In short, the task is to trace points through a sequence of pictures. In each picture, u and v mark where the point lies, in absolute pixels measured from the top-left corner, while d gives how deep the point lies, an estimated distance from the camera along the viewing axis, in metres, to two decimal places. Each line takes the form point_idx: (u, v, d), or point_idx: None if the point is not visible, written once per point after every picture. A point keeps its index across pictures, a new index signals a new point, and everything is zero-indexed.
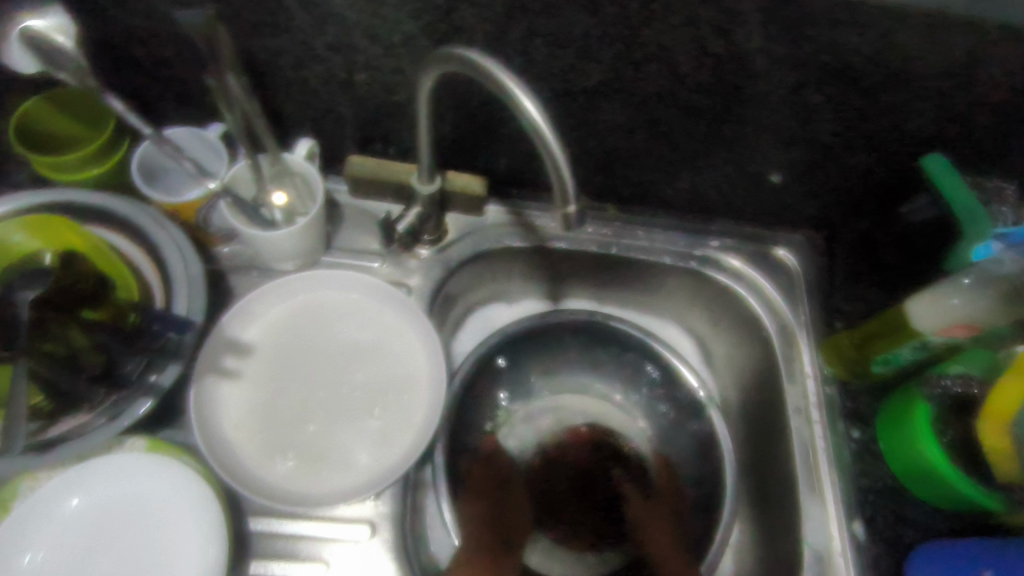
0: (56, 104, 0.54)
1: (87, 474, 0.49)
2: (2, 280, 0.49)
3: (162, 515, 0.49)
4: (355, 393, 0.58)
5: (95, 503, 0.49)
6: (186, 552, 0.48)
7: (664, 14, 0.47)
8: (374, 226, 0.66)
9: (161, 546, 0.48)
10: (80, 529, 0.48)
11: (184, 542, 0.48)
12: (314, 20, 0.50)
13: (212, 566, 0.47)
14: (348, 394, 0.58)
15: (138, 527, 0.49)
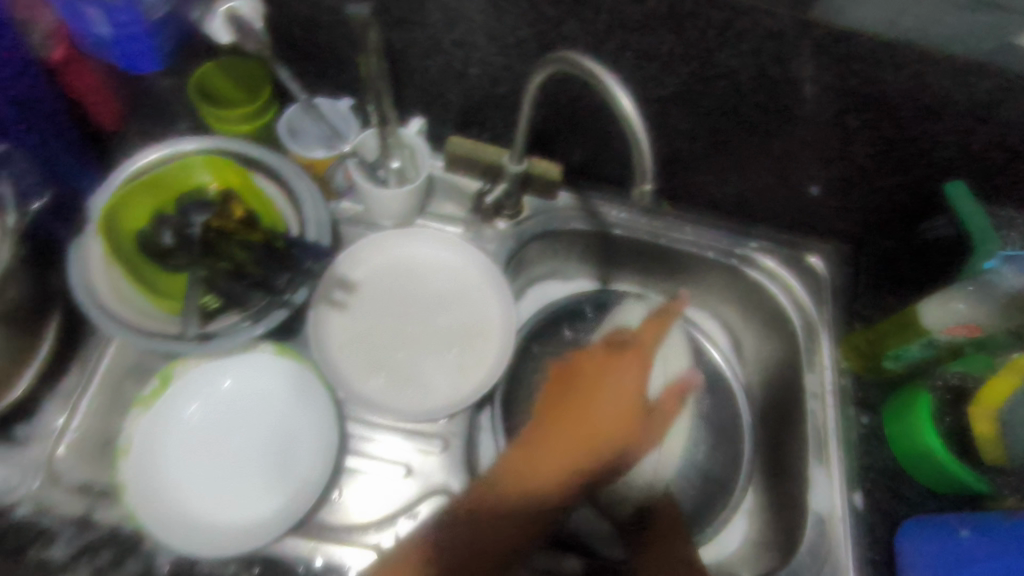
0: (223, 67, 0.66)
1: (239, 362, 0.61)
2: (178, 205, 0.61)
3: (286, 413, 0.61)
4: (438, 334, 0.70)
5: (242, 384, 0.61)
6: (304, 436, 0.60)
7: (736, 41, 0.57)
8: (462, 198, 0.77)
9: (286, 428, 0.61)
10: (229, 401, 0.61)
11: (303, 429, 0.60)
12: (446, 21, 0.61)
13: (324, 451, 0.59)
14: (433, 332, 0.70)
15: (270, 411, 0.61)
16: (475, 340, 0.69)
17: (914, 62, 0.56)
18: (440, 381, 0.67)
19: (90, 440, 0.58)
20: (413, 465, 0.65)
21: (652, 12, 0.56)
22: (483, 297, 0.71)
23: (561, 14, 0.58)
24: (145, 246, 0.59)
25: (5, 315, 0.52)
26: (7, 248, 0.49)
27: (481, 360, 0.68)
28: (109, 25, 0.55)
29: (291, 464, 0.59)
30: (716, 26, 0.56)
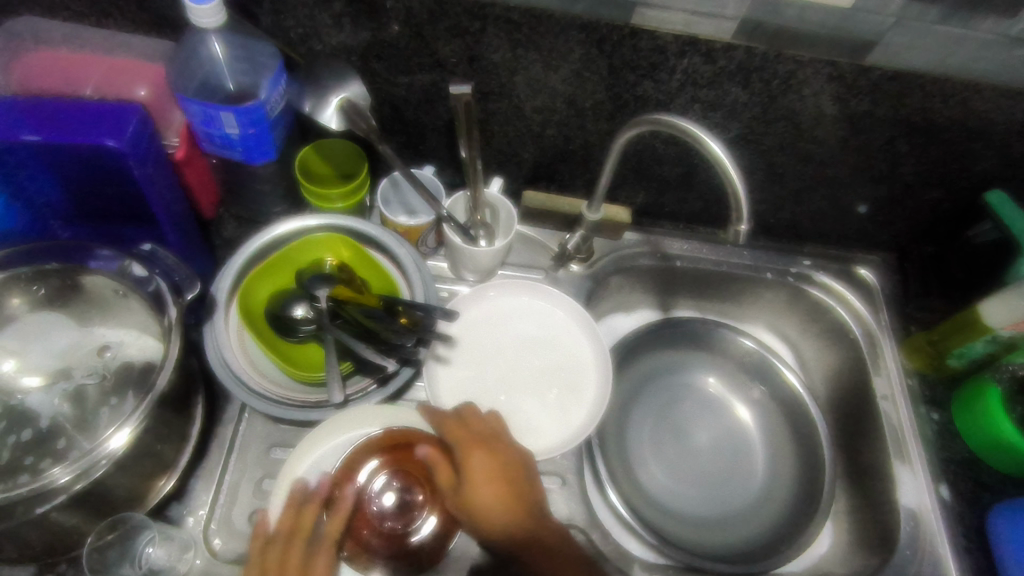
0: (320, 152, 0.72)
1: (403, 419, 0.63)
2: (299, 281, 0.65)
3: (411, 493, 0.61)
4: (539, 377, 0.73)
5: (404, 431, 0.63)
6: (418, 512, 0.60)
7: (797, 88, 0.64)
8: (537, 246, 0.83)
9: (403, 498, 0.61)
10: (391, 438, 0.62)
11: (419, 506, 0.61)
12: (530, 92, 0.67)
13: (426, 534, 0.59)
14: (530, 374, 0.74)
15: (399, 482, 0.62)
16: (574, 383, 0.73)
17: (958, 92, 0.63)
18: (547, 421, 0.71)
19: (235, 513, 0.61)
20: None
21: (722, 69, 0.63)
22: (579, 338, 0.75)
23: (638, 77, 0.64)
24: (276, 323, 0.63)
25: (170, 398, 0.56)
26: (178, 337, 0.53)
27: (579, 403, 0.72)
28: (239, 125, 0.61)
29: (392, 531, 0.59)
30: (779, 77, 0.63)
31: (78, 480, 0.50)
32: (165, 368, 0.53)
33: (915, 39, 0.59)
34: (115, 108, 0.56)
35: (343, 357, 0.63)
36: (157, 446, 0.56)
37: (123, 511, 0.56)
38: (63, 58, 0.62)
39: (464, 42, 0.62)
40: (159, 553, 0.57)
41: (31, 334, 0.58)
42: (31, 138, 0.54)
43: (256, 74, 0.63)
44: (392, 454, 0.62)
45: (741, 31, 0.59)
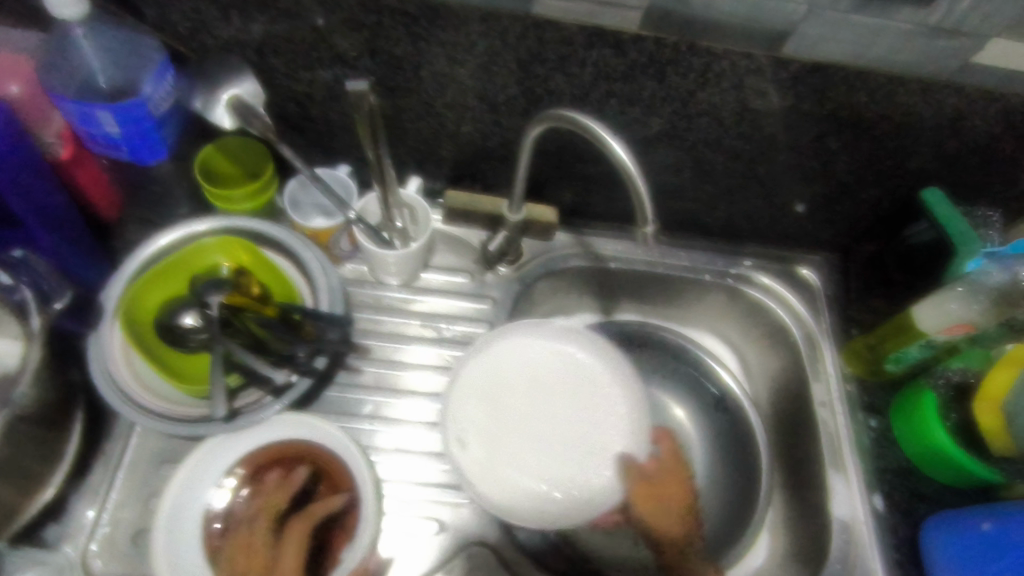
0: (223, 151, 0.68)
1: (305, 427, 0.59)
2: (193, 288, 0.61)
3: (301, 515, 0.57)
4: (546, 416, 0.62)
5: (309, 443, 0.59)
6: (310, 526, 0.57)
7: (715, 82, 0.60)
8: (463, 248, 0.79)
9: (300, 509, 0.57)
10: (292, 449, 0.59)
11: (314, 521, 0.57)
12: (438, 87, 0.64)
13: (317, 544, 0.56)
14: (518, 397, 0.62)
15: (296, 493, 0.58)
16: (603, 406, 0.62)
17: (884, 85, 0.60)
18: (583, 465, 0.60)
19: (120, 533, 0.58)
20: (445, 520, 0.66)
21: (634, 62, 0.59)
22: (579, 357, 0.64)
23: (549, 71, 0.61)
24: (164, 332, 0.60)
25: (36, 416, 0.52)
26: (38, 346, 0.51)
27: (558, 418, 0.62)
28: (119, 125, 0.57)
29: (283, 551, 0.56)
30: (695, 70, 0.59)
31: None
32: (21, 381, 0.50)
33: (833, 30, 0.55)
34: None
35: (231, 370, 0.59)
36: (23, 466, 0.52)
37: None
38: None
39: (361, 35, 0.58)
40: None
41: None
42: None
43: (134, 69, 0.59)
44: (285, 464, 0.59)
45: (649, 21, 0.56)
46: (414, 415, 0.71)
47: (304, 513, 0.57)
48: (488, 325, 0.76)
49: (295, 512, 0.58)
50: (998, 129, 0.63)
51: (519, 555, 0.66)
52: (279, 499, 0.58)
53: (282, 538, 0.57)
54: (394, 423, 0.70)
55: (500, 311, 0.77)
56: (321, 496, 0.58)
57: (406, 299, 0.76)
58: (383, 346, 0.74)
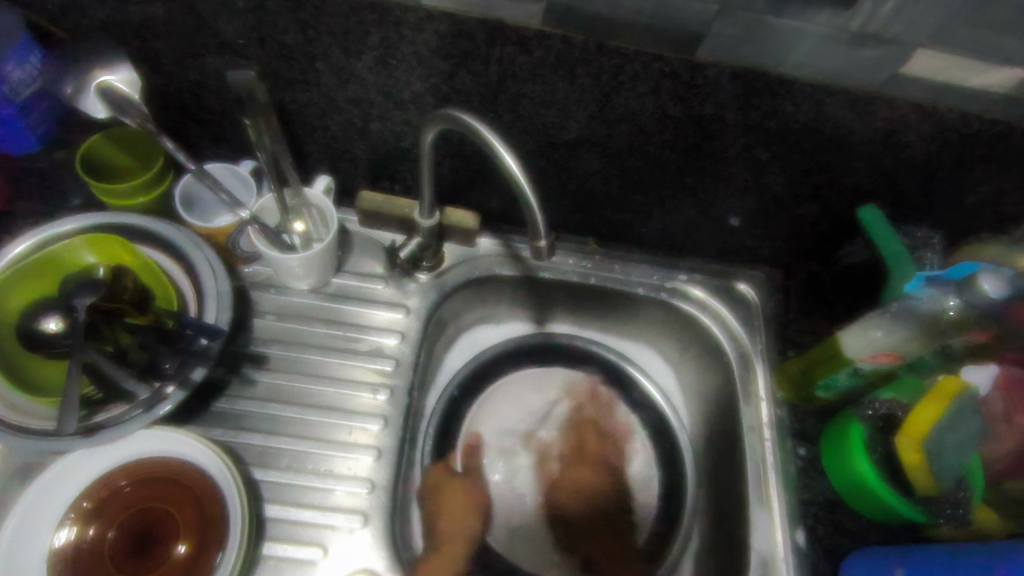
0: (111, 140, 0.64)
1: (172, 441, 0.55)
2: (63, 288, 0.57)
3: (165, 530, 0.54)
4: (579, 456, 0.77)
5: (175, 456, 0.55)
6: (175, 541, 0.54)
7: (630, 84, 0.56)
8: (379, 252, 0.75)
9: (166, 522, 0.54)
10: (156, 466, 0.55)
11: (179, 536, 0.54)
12: (338, 80, 0.59)
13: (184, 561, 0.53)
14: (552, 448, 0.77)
15: (162, 512, 0.55)
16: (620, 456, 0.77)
17: (809, 94, 0.55)
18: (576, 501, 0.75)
19: None
20: (326, 544, 0.61)
21: (542, 61, 0.55)
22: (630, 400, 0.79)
23: (452, 68, 0.57)
24: (24, 336, 0.55)
25: None
26: None
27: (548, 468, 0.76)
28: None
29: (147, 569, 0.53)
30: (608, 72, 0.55)
31: None
32: None
33: (748, 31, 0.51)
34: None
35: (92, 378, 0.54)
36: None
37: None
38: None
39: (244, 20, 0.54)
40: None
41: None
42: None
43: None
44: (143, 482, 0.55)
45: (551, 17, 0.51)
46: (311, 432, 0.66)
47: (166, 531, 0.54)
48: (401, 335, 0.71)
49: (155, 530, 0.54)
50: (935, 147, 0.59)
51: None
52: (138, 515, 0.54)
53: (144, 559, 0.54)
54: (287, 438, 0.65)
55: (414, 321, 0.72)
56: (186, 513, 0.54)
57: (314, 305, 0.72)
58: (283, 354, 0.69)
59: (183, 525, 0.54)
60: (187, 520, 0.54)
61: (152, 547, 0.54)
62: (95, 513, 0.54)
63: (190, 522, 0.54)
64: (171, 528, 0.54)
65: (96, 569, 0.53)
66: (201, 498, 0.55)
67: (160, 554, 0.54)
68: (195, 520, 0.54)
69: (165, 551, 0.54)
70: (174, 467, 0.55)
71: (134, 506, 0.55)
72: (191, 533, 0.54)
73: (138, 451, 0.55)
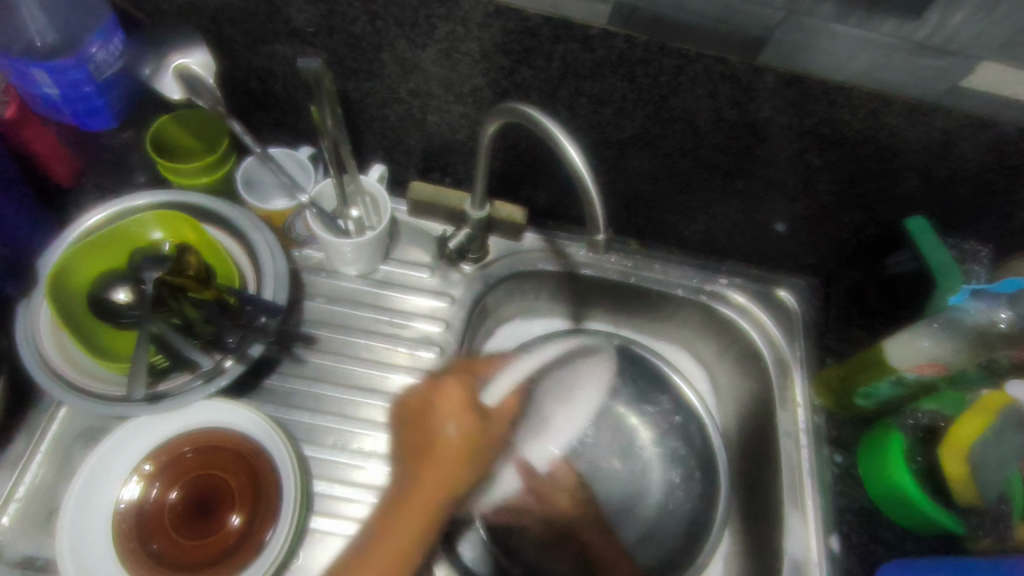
0: (179, 121, 0.66)
1: (227, 413, 0.57)
2: (132, 261, 0.59)
3: (222, 500, 0.56)
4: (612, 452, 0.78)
5: (230, 428, 0.58)
6: (229, 511, 0.56)
7: (688, 86, 0.57)
8: (427, 242, 0.76)
9: (220, 491, 0.57)
10: (213, 437, 0.58)
11: (233, 506, 0.56)
12: (401, 71, 0.61)
13: (238, 529, 0.55)
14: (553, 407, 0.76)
15: (215, 482, 0.57)
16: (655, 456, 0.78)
17: (866, 102, 0.56)
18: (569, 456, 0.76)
19: (33, 507, 0.56)
20: None
21: (603, 60, 0.56)
22: (666, 400, 0.79)
23: (513, 63, 0.58)
24: (96, 306, 0.57)
25: None
26: None
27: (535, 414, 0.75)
28: (56, 84, 0.55)
29: (203, 535, 0.55)
30: (668, 73, 0.56)
31: None
32: None
33: (811, 38, 0.52)
34: None
35: (159, 349, 0.57)
36: None
37: None
38: None
39: (317, 10, 0.56)
40: None
41: None
42: None
43: (79, 27, 0.57)
44: (201, 451, 0.57)
45: (617, 16, 0.52)
46: (356, 413, 0.67)
47: (222, 500, 0.56)
48: (445, 323, 0.73)
49: (211, 498, 0.57)
50: (991, 159, 0.59)
51: None
52: (196, 482, 0.57)
53: (202, 525, 0.56)
54: (333, 417, 0.67)
55: (458, 310, 0.73)
56: (241, 484, 0.56)
57: (362, 290, 0.73)
58: (332, 337, 0.71)
59: (239, 493, 0.56)
60: (241, 490, 0.56)
61: (209, 516, 0.56)
62: (159, 476, 0.56)
63: (245, 492, 0.56)
64: (227, 495, 0.56)
65: (158, 534, 0.55)
66: (255, 468, 0.57)
67: (217, 520, 0.56)
68: (248, 488, 0.56)
69: (222, 519, 0.56)
70: (229, 438, 0.57)
71: (193, 471, 0.57)
72: (245, 504, 0.56)
73: (196, 421, 0.58)
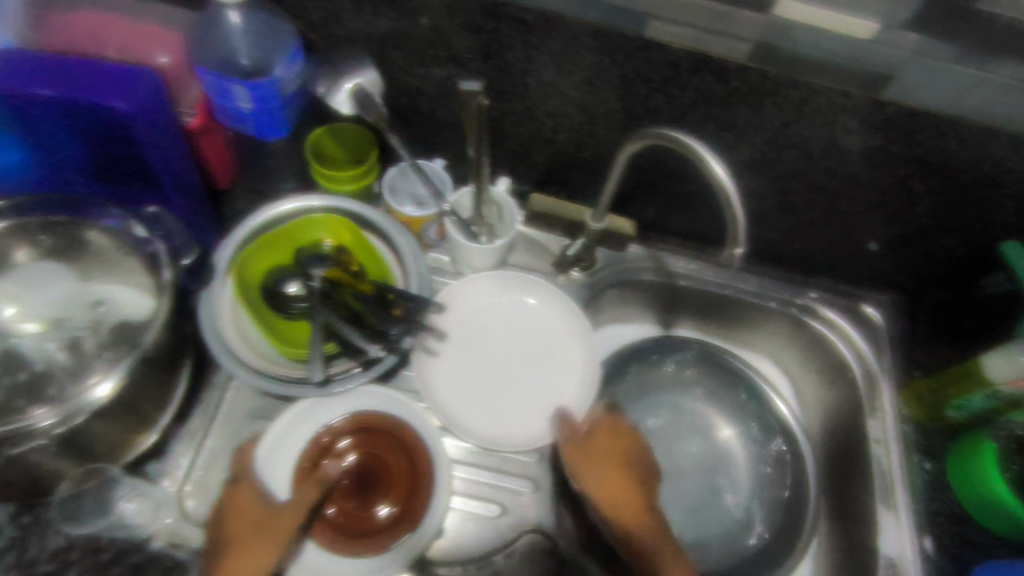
0: (333, 133, 0.72)
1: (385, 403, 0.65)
2: (298, 258, 0.66)
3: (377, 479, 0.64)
4: (705, 453, 0.82)
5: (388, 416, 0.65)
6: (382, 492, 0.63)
7: (811, 117, 0.63)
8: (540, 249, 0.82)
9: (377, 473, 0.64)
10: (369, 423, 0.65)
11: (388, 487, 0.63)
12: (543, 95, 0.67)
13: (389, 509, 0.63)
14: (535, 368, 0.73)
15: (374, 464, 0.64)
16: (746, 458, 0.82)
17: (977, 135, 0.61)
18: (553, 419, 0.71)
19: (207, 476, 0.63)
20: (505, 504, 0.69)
21: (736, 90, 0.62)
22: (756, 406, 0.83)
23: (650, 90, 0.64)
24: (270, 296, 0.64)
25: (157, 359, 0.57)
26: (167, 299, 0.55)
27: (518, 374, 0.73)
28: (252, 100, 0.62)
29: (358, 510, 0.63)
30: (794, 103, 0.62)
31: (58, 425, 0.52)
32: (153, 328, 0.55)
33: (934, 77, 0.58)
34: (129, 73, 0.58)
35: (329, 338, 0.63)
36: (138, 403, 0.57)
37: (102, 462, 0.59)
38: (91, 18, 0.63)
39: (479, 39, 0.63)
40: (132, 509, 0.60)
41: (27, 282, 0.58)
42: (43, 92, 0.56)
43: (268, 50, 0.63)
44: (366, 435, 0.65)
45: (756, 53, 0.59)
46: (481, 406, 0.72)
47: (380, 483, 0.64)
48: None
49: (370, 478, 0.64)
50: None
51: (573, 551, 0.68)
52: (360, 461, 0.64)
53: (364, 503, 0.63)
54: None
55: None
56: (401, 470, 0.64)
57: None
58: None
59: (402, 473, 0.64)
60: (400, 475, 0.64)
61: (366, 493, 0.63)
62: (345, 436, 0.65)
63: (402, 477, 0.64)
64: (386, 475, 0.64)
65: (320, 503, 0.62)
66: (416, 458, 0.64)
67: (376, 491, 0.63)
68: (405, 475, 0.64)
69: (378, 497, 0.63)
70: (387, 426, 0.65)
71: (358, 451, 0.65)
72: (401, 490, 0.63)
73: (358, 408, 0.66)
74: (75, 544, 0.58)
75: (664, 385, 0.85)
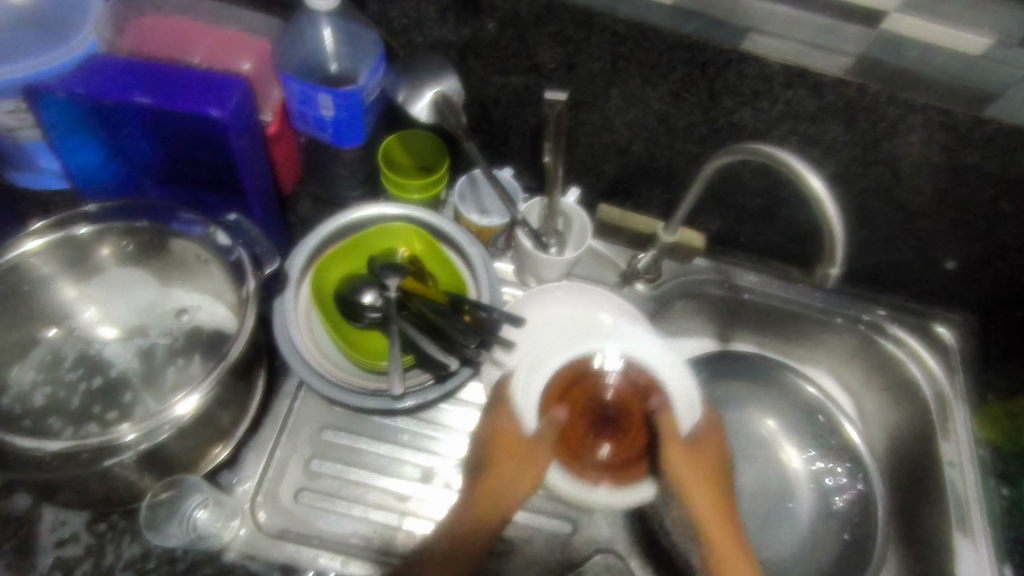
0: (403, 141, 0.72)
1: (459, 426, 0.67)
2: (372, 268, 0.65)
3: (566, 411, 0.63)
4: (771, 472, 0.81)
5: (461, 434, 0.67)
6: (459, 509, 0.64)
7: (904, 132, 0.61)
8: (603, 260, 0.81)
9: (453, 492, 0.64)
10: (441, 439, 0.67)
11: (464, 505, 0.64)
12: (623, 105, 0.66)
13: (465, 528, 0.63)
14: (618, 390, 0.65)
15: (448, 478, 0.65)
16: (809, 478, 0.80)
17: None
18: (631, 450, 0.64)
19: (275, 488, 0.63)
20: (578, 521, 0.66)
21: (828, 105, 0.60)
22: (818, 424, 0.82)
23: (737, 104, 0.62)
24: (344, 305, 0.64)
25: (239, 369, 0.57)
26: (252, 308, 0.55)
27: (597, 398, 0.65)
28: (335, 107, 0.61)
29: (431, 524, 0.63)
30: (887, 120, 0.60)
31: (142, 441, 0.51)
32: (237, 342, 0.53)
33: None
34: (224, 81, 0.57)
35: (406, 349, 0.63)
36: (218, 413, 0.56)
37: (179, 472, 0.57)
38: (180, 26, 0.63)
39: (565, 49, 0.62)
40: (206, 518, 0.58)
41: (113, 287, 0.61)
42: (142, 100, 0.55)
43: (357, 60, 0.64)
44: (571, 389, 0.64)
45: (857, 67, 0.57)
46: None
47: (620, 430, 0.64)
48: None
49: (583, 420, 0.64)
50: None
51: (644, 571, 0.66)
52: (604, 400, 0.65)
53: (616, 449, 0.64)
54: None
55: None
56: (617, 421, 0.64)
57: None
58: None
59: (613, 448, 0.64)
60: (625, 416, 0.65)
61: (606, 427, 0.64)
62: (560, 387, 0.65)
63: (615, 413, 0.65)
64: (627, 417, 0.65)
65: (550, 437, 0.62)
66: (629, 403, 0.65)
67: (619, 430, 0.65)
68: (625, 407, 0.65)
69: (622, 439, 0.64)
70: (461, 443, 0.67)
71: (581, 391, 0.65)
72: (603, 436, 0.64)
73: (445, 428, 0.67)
74: (150, 553, 0.57)
75: (722, 402, 0.84)
